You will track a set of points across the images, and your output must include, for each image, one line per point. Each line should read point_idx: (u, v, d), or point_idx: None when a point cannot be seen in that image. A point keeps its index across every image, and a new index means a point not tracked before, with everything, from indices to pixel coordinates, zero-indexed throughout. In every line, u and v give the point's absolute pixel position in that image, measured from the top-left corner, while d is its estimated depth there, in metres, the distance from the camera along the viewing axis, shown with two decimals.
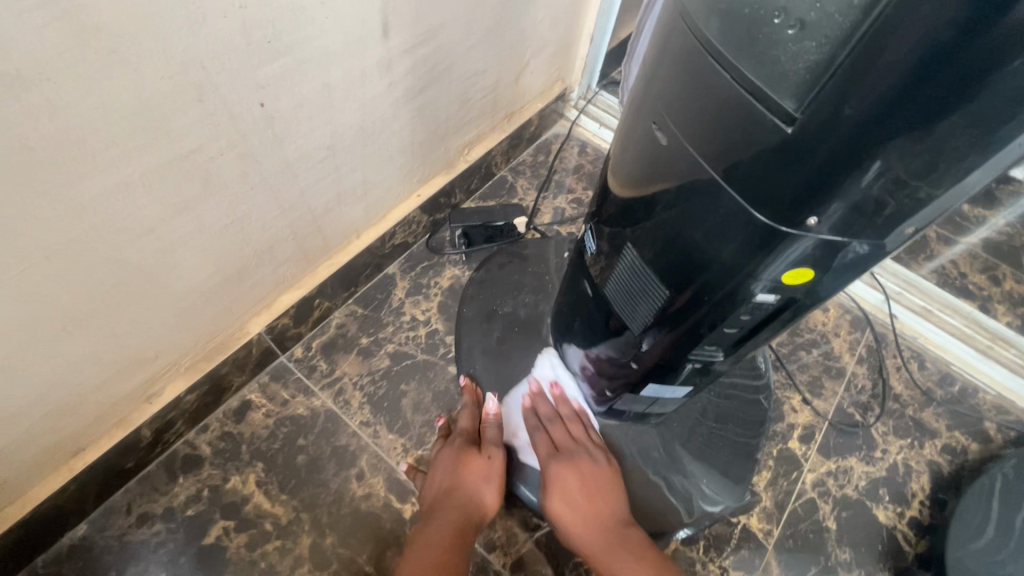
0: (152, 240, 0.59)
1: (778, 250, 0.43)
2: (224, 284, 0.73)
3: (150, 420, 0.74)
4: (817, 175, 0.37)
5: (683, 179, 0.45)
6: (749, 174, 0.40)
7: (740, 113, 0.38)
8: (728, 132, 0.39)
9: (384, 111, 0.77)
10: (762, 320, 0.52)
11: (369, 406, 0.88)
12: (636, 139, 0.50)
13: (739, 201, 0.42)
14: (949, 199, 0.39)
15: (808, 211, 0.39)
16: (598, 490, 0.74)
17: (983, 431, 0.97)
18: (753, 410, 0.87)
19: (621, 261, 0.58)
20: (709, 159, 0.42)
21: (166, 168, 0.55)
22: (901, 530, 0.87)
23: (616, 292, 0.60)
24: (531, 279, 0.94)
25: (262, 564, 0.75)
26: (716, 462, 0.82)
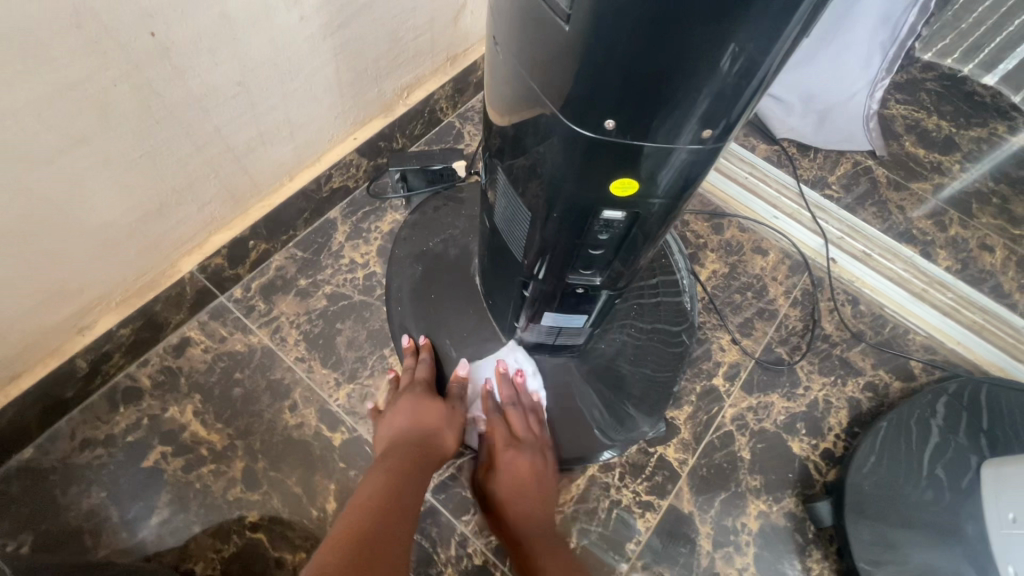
0: (54, 170, 0.61)
1: (604, 156, 0.46)
2: (143, 220, 0.74)
3: (84, 350, 0.78)
4: (600, 77, 0.40)
5: (518, 93, 0.48)
6: (553, 81, 0.43)
7: (537, 16, 0.41)
8: (535, 39, 0.42)
9: (299, 46, 0.77)
10: (623, 238, 0.56)
11: (305, 343, 0.92)
12: (491, 62, 0.53)
13: (552, 110, 0.45)
14: (745, 98, 0.41)
15: (605, 113, 0.42)
16: (529, 483, 0.77)
17: (907, 369, 1.00)
18: (672, 347, 0.89)
19: (502, 188, 0.60)
20: (528, 69, 0.45)
21: (55, 97, 0.57)
22: (813, 460, 0.91)
23: (503, 220, 0.63)
24: (463, 222, 0.95)
25: (197, 484, 0.81)
26: (632, 396, 0.86)
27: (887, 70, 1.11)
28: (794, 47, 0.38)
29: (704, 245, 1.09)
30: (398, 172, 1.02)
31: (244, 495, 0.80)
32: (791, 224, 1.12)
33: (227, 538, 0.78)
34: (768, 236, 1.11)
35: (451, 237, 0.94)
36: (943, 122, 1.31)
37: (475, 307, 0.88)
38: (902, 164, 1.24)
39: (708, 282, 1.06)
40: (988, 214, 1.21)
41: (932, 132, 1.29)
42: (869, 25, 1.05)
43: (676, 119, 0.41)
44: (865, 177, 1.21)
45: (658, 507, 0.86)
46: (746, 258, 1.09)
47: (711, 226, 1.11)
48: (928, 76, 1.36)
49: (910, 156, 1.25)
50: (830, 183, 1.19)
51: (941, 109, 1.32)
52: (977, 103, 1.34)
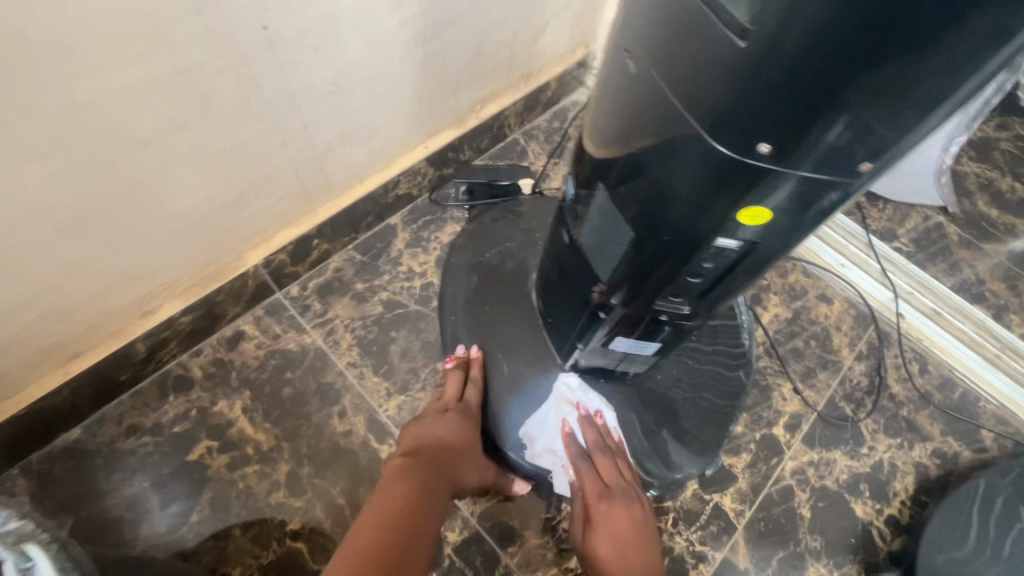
0: (148, 154, 0.60)
1: (745, 185, 0.41)
2: (219, 211, 0.74)
3: (144, 336, 0.77)
4: (768, 99, 0.35)
5: (648, 109, 0.43)
6: (706, 100, 0.38)
7: (699, 26, 0.35)
8: (689, 54, 0.37)
9: (392, 50, 0.76)
10: (729, 269, 0.51)
11: (357, 348, 0.90)
12: (611, 70, 0.48)
13: (695, 128, 0.40)
14: (908, 138, 0.37)
15: (762, 137, 0.37)
16: (636, 538, 0.73)
17: (978, 439, 0.95)
18: (729, 386, 0.85)
19: (594, 203, 0.56)
20: (673, 85, 0.40)
21: (163, 82, 0.56)
22: (877, 526, 0.86)
23: (591, 237, 0.59)
24: (521, 234, 0.92)
25: (240, 484, 0.78)
26: (684, 432, 0.81)
27: (966, 127, 1.05)
28: (981, 85, 0.35)
29: (768, 287, 1.06)
30: (464, 184, 1.01)
31: (287, 501, 0.78)
32: (859, 275, 1.08)
33: (267, 544, 0.75)
34: (835, 285, 1.07)
35: (512, 249, 0.90)
36: (1018, 183, 1.27)
37: (530, 323, 0.83)
38: (975, 223, 1.20)
39: (770, 326, 1.02)
40: None
41: (1007, 193, 1.25)
42: None
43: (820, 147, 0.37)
44: (937, 233, 1.17)
45: (711, 559, 0.82)
46: (811, 305, 1.05)
47: (775, 268, 1.08)
48: (1002, 137, 1.32)
49: (983, 215, 1.22)
50: (900, 236, 1.15)
51: (1016, 170, 1.28)
52: None
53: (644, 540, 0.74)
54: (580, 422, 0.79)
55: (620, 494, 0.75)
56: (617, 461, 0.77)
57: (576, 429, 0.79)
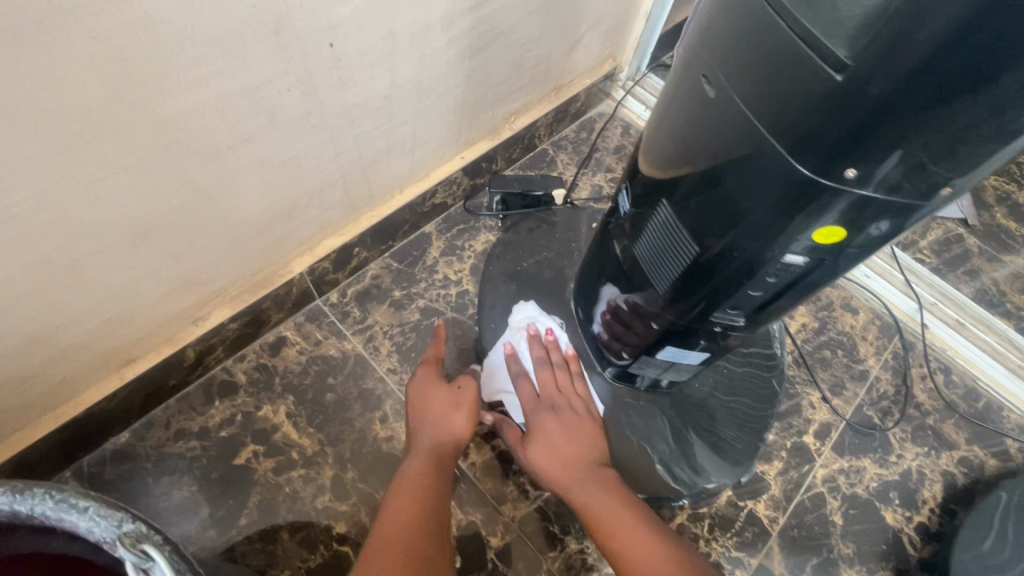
0: (217, 165, 0.62)
1: (820, 206, 0.43)
2: (273, 220, 0.75)
3: (195, 341, 0.78)
4: (858, 128, 0.37)
5: (725, 133, 0.46)
6: (793, 125, 0.40)
7: (793, 60, 0.38)
8: (777, 84, 0.40)
9: (441, 66, 0.78)
10: (790, 285, 0.52)
11: (396, 354, 0.92)
12: (682, 91, 0.50)
13: (779, 150, 0.42)
14: (992, 164, 0.38)
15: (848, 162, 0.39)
16: (574, 436, 0.75)
17: (1003, 448, 0.97)
18: (763, 396, 0.87)
19: (656, 219, 0.58)
20: (757, 110, 0.42)
21: (238, 97, 0.58)
22: (908, 534, 0.88)
23: (649, 251, 0.61)
24: (557, 244, 0.95)
25: (286, 488, 0.80)
26: (716, 440, 0.83)
27: None
28: None
29: None
30: (498, 194, 1.02)
31: (333, 505, 0.79)
32: (884, 285, 1.10)
33: (313, 547, 0.77)
34: (860, 295, 1.09)
35: (548, 261, 0.93)
36: None
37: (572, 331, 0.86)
38: (994, 235, 1.22)
39: (797, 336, 1.04)
40: None
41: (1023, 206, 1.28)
42: None
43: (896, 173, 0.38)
44: (957, 245, 1.19)
45: (747, 565, 0.83)
46: (836, 315, 1.07)
47: None
48: None
49: (1001, 228, 1.24)
50: (921, 247, 1.18)
51: None
52: None
53: (576, 436, 0.76)
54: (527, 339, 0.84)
55: (558, 398, 0.79)
56: (556, 370, 0.81)
57: (523, 350, 0.85)
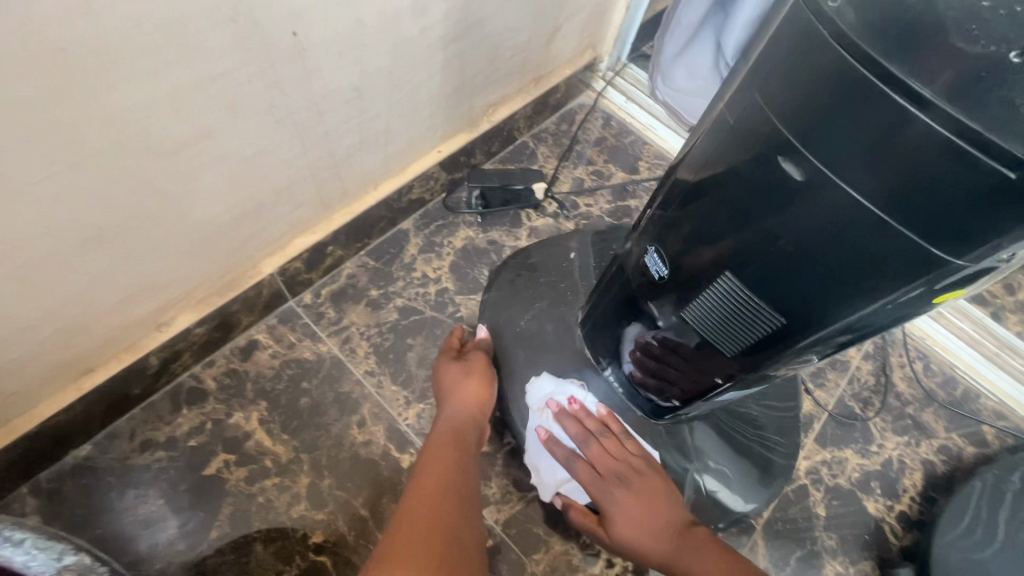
0: (176, 163, 0.58)
1: (898, 254, 0.41)
2: (240, 219, 0.72)
3: (159, 348, 0.75)
4: (998, 208, 0.35)
5: (827, 214, 0.43)
6: (930, 209, 0.37)
7: (940, 157, 0.35)
8: (913, 175, 0.36)
9: (414, 56, 0.75)
10: (870, 329, 0.50)
11: (374, 356, 0.89)
12: (745, 157, 0.47)
13: (910, 236, 0.39)
14: None
15: (927, 220, 0.38)
16: (649, 505, 0.71)
17: (980, 435, 0.98)
18: (786, 412, 0.87)
19: (714, 289, 0.56)
20: (878, 200, 0.39)
21: (195, 90, 0.54)
22: (889, 523, 0.88)
23: (705, 318, 0.58)
24: (548, 290, 0.87)
25: (260, 498, 0.77)
26: (751, 464, 0.82)
27: None
28: None
29: None
30: (477, 189, 1.02)
31: (309, 514, 0.77)
32: None
33: (289, 558, 0.74)
34: None
35: (542, 308, 0.86)
36: None
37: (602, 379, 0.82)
38: None
39: None
40: None
41: None
42: None
43: (928, 209, 0.37)
44: None
45: None
46: None
47: None
48: None
49: None
50: None
51: None
52: None
53: (654, 496, 0.71)
54: (553, 418, 0.78)
55: (615, 466, 0.74)
56: (600, 441, 0.76)
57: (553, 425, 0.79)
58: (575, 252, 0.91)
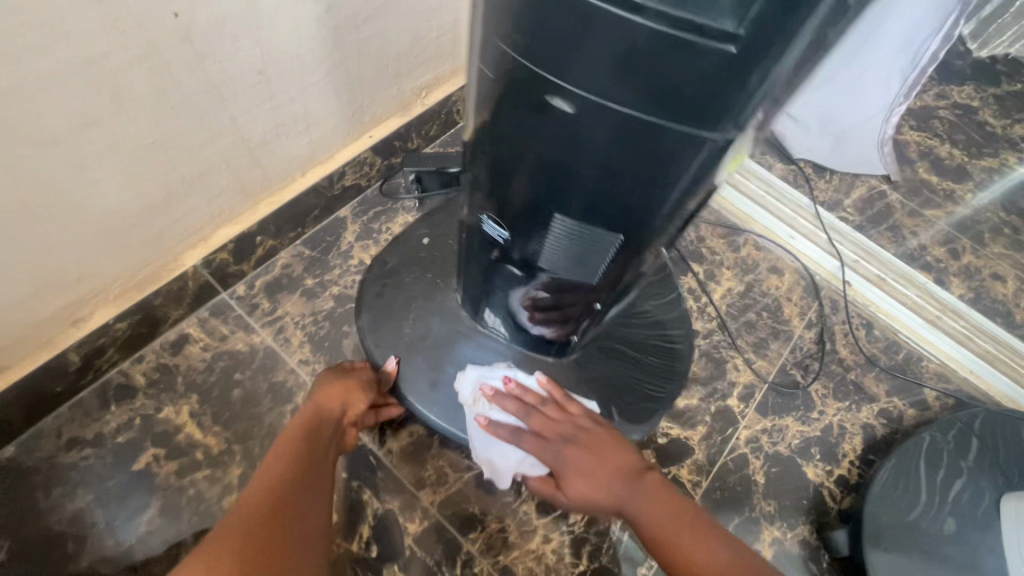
0: (61, 152, 0.58)
1: (662, 141, 0.43)
2: (151, 210, 0.71)
3: (77, 344, 0.74)
4: (726, 76, 0.37)
5: (603, 134, 0.44)
6: (673, 97, 0.39)
7: (669, 51, 0.36)
8: (655, 72, 0.37)
9: (322, 36, 0.73)
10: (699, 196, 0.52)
11: (309, 345, 0.88)
12: (525, 110, 0.46)
13: (679, 129, 0.42)
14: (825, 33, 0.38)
15: (686, 107, 0.40)
16: (598, 461, 0.70)
17: (922, 398, 0.99)
18: (671, 315, 0.89)
19: (553, 231, 0.56)
20: (637, 106, 0.40)
21: (68, 75, 0.53)
22: (828, 487, 0.89)
23: (561, 260, 0.58)
24: (425, 283, 0.85)
25: (191, 491, 0.77)
26: (653, 370, 0.84)
27: (905, 96, 1.09)
28: None
29: (720, 262, 1.08)
30: (413, 173, 0.99)
31: None
32: (807, 246, 1.10)
33: None
34: (783, 257, 1.10)
35: (422, 307, 0.83)
36: (955, 150, 1.32)
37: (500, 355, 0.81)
38: (917, 191, 1.24)
39: (724, 301, 1.04)
40: (999, 244, 1.22)
41: (945, 160, 1.30)
42: (886, 56, 1.03)
43: (676, 95, 0.39)
44: (879, 201, 1.21)
45: None
46: (762, 278, 1.07)
47: (727, 243, 1.10)
48: (942, 104, 1.38)
49: (924, 183, 1.26)
50: (845, 206, 1.19)
51: (954, 137, 1.34)
52: (988, 132, 1.36)
53: (604, 446, 0.71)
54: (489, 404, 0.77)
55: (562, 427, 0.73)
56: (541, 411, 0.75)
57: (488, 409, 0.77)
58: (427, 238, 0.90)
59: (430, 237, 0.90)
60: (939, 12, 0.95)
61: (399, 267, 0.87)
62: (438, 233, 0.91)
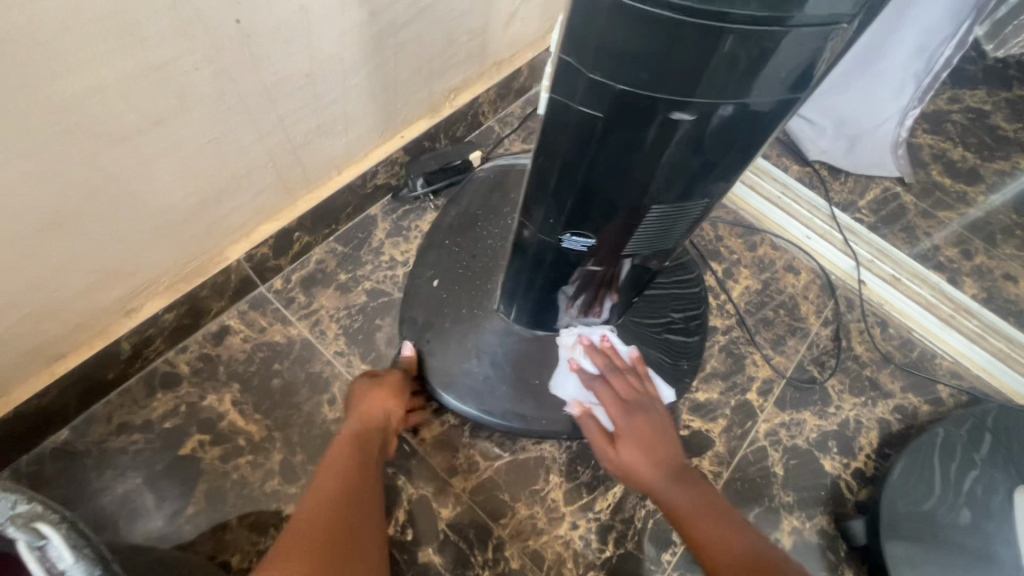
0: (128, 150, 0.61)
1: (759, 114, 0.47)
2: (202, 206, 0.74)
3: (130, 333, 0.78)
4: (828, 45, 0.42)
5: (715, 125, 0.47)
6: (783, 76, 0.43)
7: (794, 41, 0.40)
8: (777, 62, 0.41)
9: (365, 41, 0.77)
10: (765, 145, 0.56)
11: (344, 337, 0.91)
12: (637, 135, 0.48)
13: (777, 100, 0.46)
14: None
15: (791, 80, 0.44)
16: (656, 439, 0.74)
17: (936, 394, 1.01)
18: (687, 288, 0.94)
19: (647, 220, 0.59)
20: (750, 94, 0.44)
21: (140, 78, 0.57)
22: (844, 479, 0.92)
23: (651, 235, 0.62)
24: (464, 302, 0.86)
25: (234, 475, 0.80)
26: (678, 338, 0.90)
27: (919, 100, 1.12)
28: None
29: (738, 261, 1.10)
30: (420, 178, 1.01)
31: (282, 488, 0.80)
32: (824, 246, 1.13)
33: (264, 530, 0.77)
34: (800, 256, 1.12)
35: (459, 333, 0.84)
36: (968, 153, 1.35)
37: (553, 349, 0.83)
38: (929, 192, 1.27)
39: (742, 299, 1.07)
40: (1010, 245, 1.25)
41: (957, 163, 1.33)
42: (901, 59, 1.07)
43: (783, 73, 0.43)
44: (894, 203, 1.24)
45: None
46: (779, 276, 1.10)
47: (745, 242, 1.13)
48: (954, 108, 1.41)
49: (937, 185, 1.29)
50: (860, 207, 1.21)
51: (966, 141, 1.36)
52: (1000, 136, 1.38)
53: (666, 435, 0.75)
54: (584, 352, 0.81)
55: (639, 399, 0.77)
56: (625, 376, 0.80)
57: (581, 359, 0.82)
58: (436, 279, 0.88)
59: (439, 275, 0.88)
60: (952, 19, 1.00)
61: (431, 318, 0.85)
62: (446, 270, 0.89)
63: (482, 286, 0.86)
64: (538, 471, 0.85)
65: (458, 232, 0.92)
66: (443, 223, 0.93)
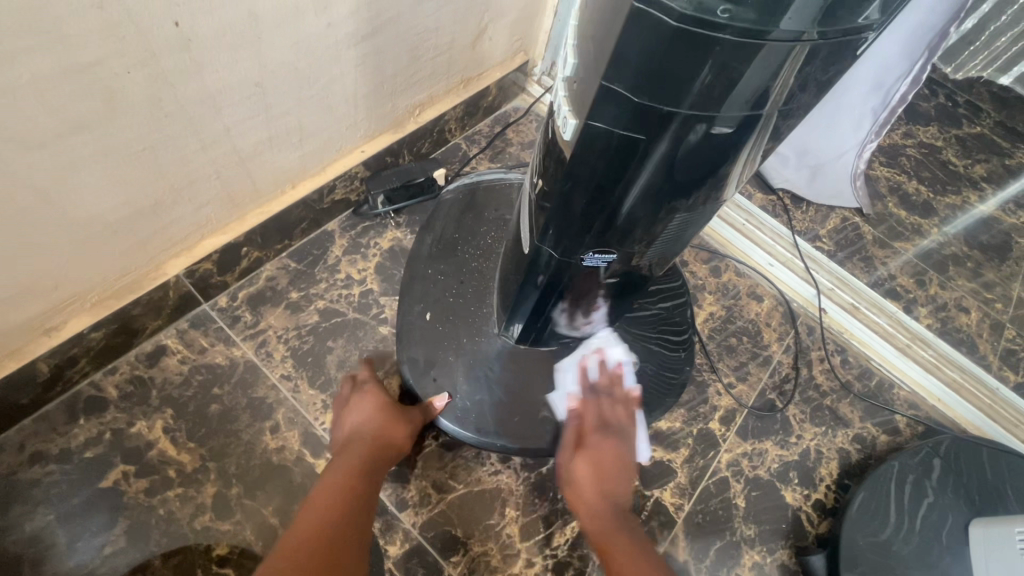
0: (48, 154, 0.56)
1: (727, 135, 0.45)
2: (135, 218, 0.69)
3: (48, 354, 0.71)
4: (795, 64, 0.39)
5: (686, 142, 0.46)
6: (747, 92, 0.41)
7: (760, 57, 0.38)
8: (746, 78, 0.40)
9: (322, 51, 0.74)
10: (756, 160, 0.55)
11: (292, 359, 0.86)
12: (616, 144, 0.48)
13: (747, 117, 0.44)
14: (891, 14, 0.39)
15: (756, 99, 0.42)
16: (612, 471, 0.74)
17: (893, 423, 1.02)
18: (679, 303, 0.92)
19: (666, 230, 0.57)
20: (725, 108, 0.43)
21: (62, 78, 0.53)
22: (805, 511, 0.91)
23: (669, 240, 0.60)
24: (464, 331, 0.82)
25: (160, 510, 0.73)
26: (672, 348, 0.88)
27: (876, 134, 1.11)
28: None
29: (702, 287, 1.10)
30: (381, 194, 0.99)
31: (214, 525, 0.74)
32: (784, 272, 1.14)
33: (190, 572, 0.71)
34: (763, 284, 1.13)
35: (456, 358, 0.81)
36: (922, 187, 1.39)
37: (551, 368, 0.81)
38: (885, 222, 1.30)
39: (705, 325, 1.06)
40: (961, 276, 1.28)
41: (912, 195, 1.37)
42: (855, 96, 1.07)
43: (749, 89, 0.41)
44: (852, 232, 1.26)
45: None
46: (742, 303, 1.10)
47: (709, 268, 1.13)
48: (908, 143, 1.46)
49: (893, 216, 1.32)
50: (821, 236, 1.24)
51: (920, 175, 1.41)
52: (952, 171, 1.44)
53: (624, 470, 0.75)
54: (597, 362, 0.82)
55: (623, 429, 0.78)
56: (617, 401, 0.80)
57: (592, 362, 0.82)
58: (428, 312, 0.84)
59: (430, 309, 0.84)
60: (905, 57, 0.98)
61: (432, 355, 0.82)
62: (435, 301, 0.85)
63: (477, 312, 0.84)
64: (494, 505, 0.81)
65: (438, 260, 0.88)
66: (421, 253, 0.89)
